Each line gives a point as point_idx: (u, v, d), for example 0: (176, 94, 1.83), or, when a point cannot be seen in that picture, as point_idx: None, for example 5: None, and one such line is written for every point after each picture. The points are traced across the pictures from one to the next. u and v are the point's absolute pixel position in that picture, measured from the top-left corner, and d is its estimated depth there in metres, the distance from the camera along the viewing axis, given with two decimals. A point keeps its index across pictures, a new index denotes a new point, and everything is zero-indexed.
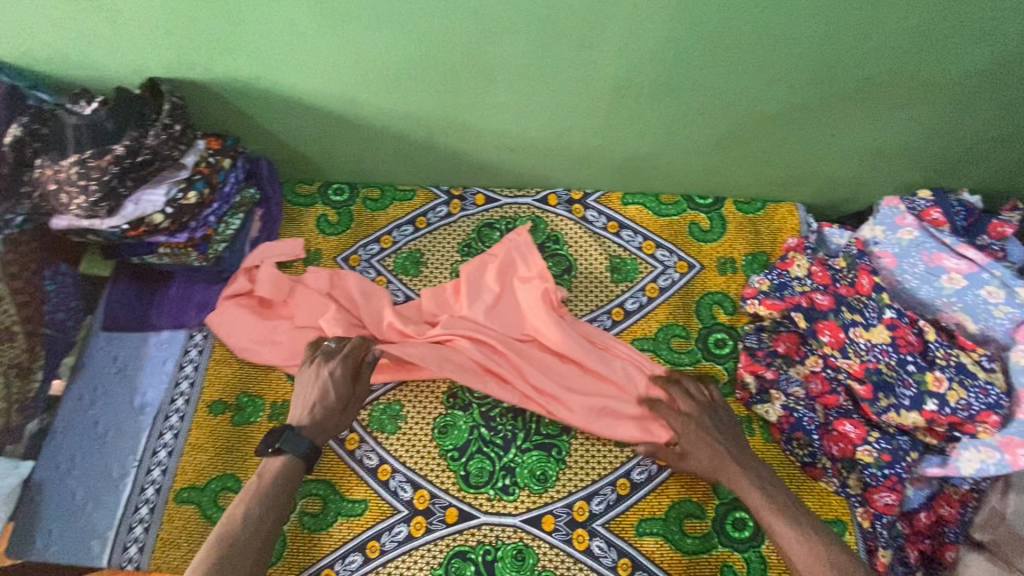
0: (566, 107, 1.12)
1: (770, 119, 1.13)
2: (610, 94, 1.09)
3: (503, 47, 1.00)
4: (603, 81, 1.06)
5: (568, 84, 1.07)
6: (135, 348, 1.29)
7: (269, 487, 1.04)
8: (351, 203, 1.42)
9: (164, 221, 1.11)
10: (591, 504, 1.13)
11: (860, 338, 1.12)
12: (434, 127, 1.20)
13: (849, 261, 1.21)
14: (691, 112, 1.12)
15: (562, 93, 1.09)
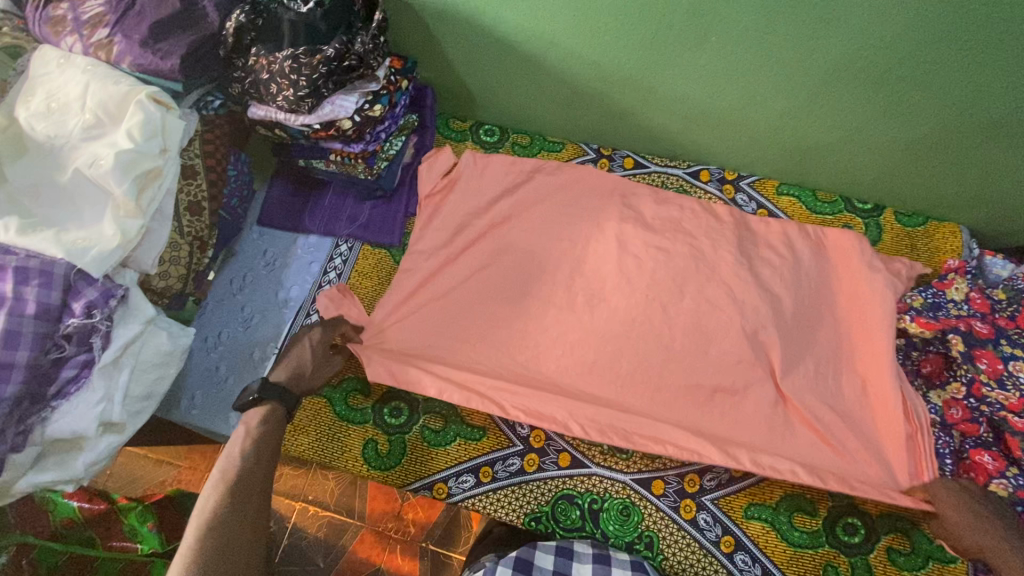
0: (764, 84, 1.11)
1: (976, 131, 1.09)
2: (819, 78, 1.07)
3: (729, 9, 0.99)
4: (819, 62, 1.04)
5: (778, 62, 1.06)
6: (285, 246, 1.37)
7: (264, 442, 0.99)
8: (500, 145, 1.45)
9: (350, 128, 1.17)
10: (703, 479, 1.15)
11: (1021, 373, 1.08)
12: (616, 84, 1.22)
13: (1010, 294, 1.16)
14: (896, 108, 1.09)
15: (768, 68, 1.07)
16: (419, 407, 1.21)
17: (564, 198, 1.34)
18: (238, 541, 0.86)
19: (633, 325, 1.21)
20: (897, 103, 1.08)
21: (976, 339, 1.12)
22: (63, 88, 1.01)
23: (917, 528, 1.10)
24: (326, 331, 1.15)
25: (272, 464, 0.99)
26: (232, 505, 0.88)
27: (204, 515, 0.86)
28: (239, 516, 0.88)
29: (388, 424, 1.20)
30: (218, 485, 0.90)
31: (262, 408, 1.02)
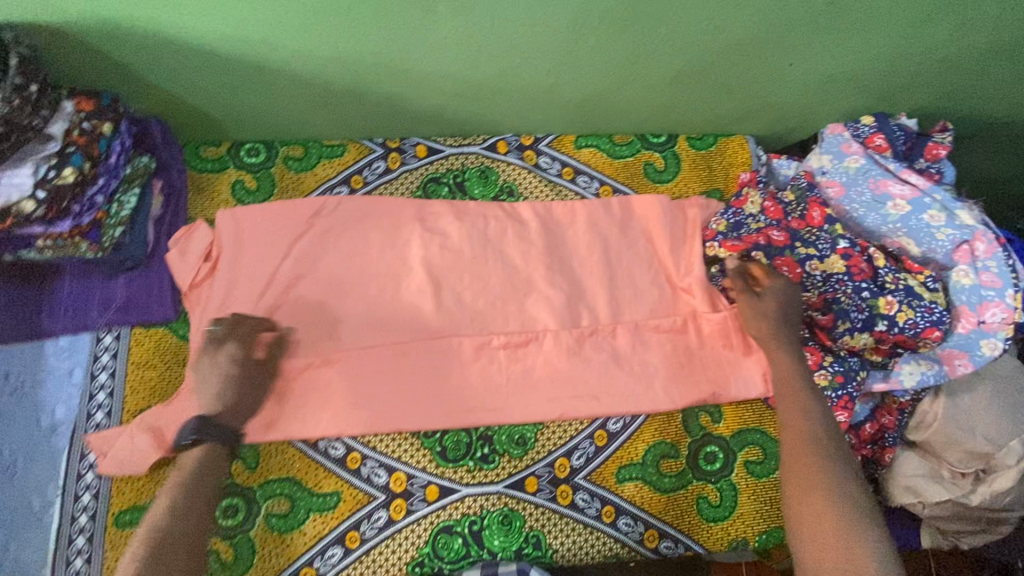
0: (514, 43, 1.00)
1: (729, 50, 1.04)
2: (561, 30, 0.98)
3: None
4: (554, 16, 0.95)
5: (517, 17, 0.95)
6: (28, 362, 1.10)
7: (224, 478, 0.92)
8: (269, 164, 1.25)
9: (37, 208, 0.96)
10: (572, 460, 1.13)
11: (816, 271, 1.14)
12: (362, 73, 1.05)
13: (798, 194, 1.21)
14: (652, 45, 1.02)
15: (508, 27, 0.97)
16: (258, 495, 1.07)
17: (360, 232, 1.21)
18: None
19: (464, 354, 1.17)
20: (651, 39, 1.01)
21: (774, 249, 1.16)
22: None
23: (765, 435, 1.18)
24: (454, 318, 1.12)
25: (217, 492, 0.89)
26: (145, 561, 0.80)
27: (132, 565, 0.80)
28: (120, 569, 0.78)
29: (224, 526, 1.04)
30: (152, 523, 0.85)
31: (198, 451, 0.94)
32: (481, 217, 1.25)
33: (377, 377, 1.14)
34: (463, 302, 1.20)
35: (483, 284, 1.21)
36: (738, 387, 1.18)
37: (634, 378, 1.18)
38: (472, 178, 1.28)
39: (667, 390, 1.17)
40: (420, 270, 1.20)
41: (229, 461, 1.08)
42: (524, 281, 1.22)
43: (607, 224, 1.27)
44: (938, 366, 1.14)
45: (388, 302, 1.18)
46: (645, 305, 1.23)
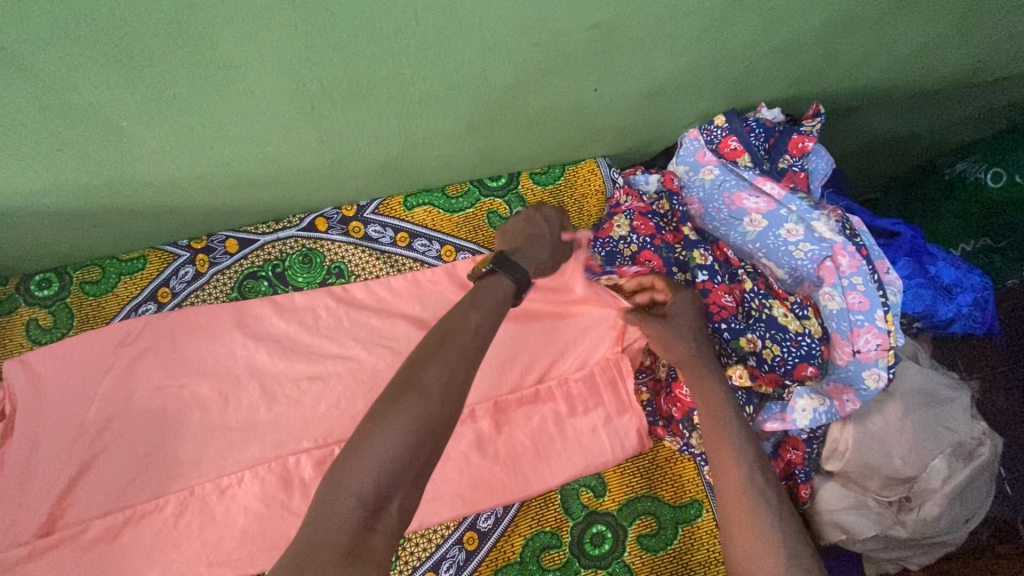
0: (251, 133, 0.87)
1: (508, 92, 0.90)
2: (296, 110, 0.85)
3: (102, 88, 0.74)
4: (278, 99, 0.82)
5: (233, 107, 0.82)
6: None
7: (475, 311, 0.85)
8: (64, 294, 1.10)
9: None
10: (441, 573, 1.00)
11: None
12: (103, 192, 0.93)
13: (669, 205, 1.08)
14: (411, 105, 0.89)
15: (233, 120, 0.84)
16: None
17: (171, 355, 1.08)
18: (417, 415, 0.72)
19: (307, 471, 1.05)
20: (405, 99, 0.87)
21: None
22: None
23: (657, 501, 1.05)
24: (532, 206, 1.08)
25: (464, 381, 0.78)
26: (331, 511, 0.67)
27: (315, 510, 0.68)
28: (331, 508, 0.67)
29: None
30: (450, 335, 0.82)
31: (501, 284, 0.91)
32: (309, 311, 1.12)
33: (214, 516, 1.03)
34: (301, 410, 1.08)
35: (322, 386, 1.09)
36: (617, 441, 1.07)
37: (498, 464, 1.05)
38: (295, 265, 1.13)
39: (539, 467, 1.05)
40: (247, 385, 1.08)
41: None
42: (369, 373, 1.10)
43: (454, 287, 1.13)
44: (830, 401, 1.00)
45: (217, 427, 1.06)
46: (507, 370, 1.09)
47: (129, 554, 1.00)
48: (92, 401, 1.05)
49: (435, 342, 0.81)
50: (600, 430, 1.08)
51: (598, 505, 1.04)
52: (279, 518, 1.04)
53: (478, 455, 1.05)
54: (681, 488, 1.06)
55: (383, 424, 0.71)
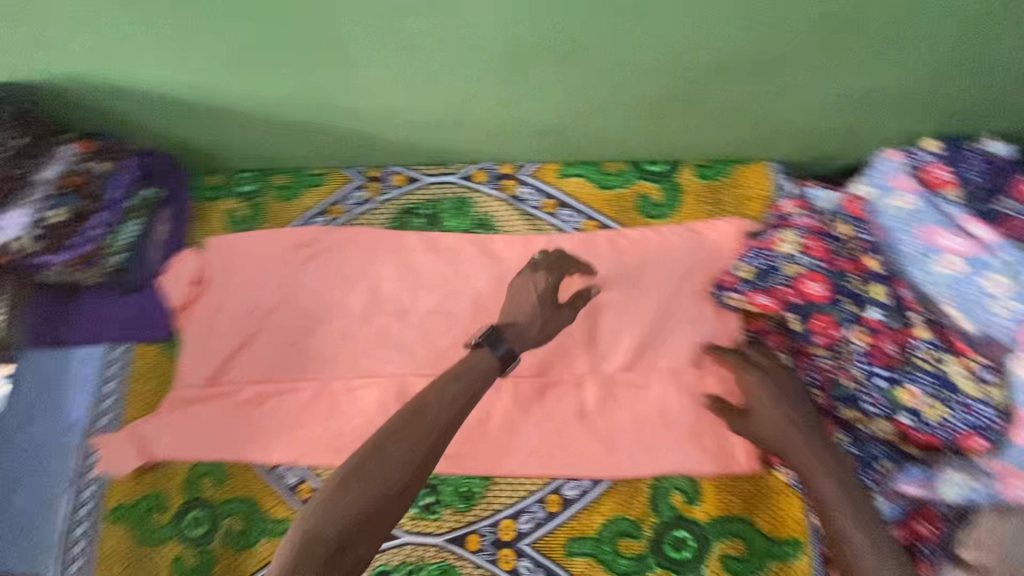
0: (450, 70, 0.99)
1: (694, 74, 0.97)
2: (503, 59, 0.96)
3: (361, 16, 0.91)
4: (491, 47, 0.94)
5: (446, 42, 0.94)
6: (59, 367, 1.26)
7: (449, 381, 0.87)
8: (260, 194, 1.29)
9: (33, 242, 1.09)
10: (518, 522, 1.05)
11: (855, 341, 0.96)
12: (314, 108, 1.08)
13: (849, 232, 1.01)
14: (597, 63, 0.96)
15: (446, 61, 0.96)
16: (218, 511, 1.13)
17: (332, 263, 1.22)
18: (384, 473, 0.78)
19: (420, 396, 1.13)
20: (595, 58, 0.95)
21: (812, 306, 0.98)
22: None
23: (752, 526, 1.00)
24: (541, 261, 1.05)
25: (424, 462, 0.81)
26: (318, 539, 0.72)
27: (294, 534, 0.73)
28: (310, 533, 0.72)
29: (192, 534, 1.13)
30: (421, 412, 0.84)
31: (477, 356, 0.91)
32: (453, 253, 1.18)
33: (336, 411, 1.15)
34: (428, 340, 1.17)
35: (450, 324, 1.16)
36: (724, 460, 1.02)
37: (597, 440, 1.06)
38: (447, 210, 1.22)
39: (636, 455, 1.04)
40: (387, 305, 1.19)
41: (200, 476, 1.16)
42: (493, 323, 1.15)
43: (592, 261, 1.12)
44: (988, 480, 0.89)
45: (355, 335, 1.19)
46: (626, 355, 1.08)
47: (268, 420, 1.16)
48: (264, 286, 1.23)
49: (408, 417, 0.83)
50: (710, 437, 1.04)
51: (688, 510, 1.02)
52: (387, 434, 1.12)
53: (579, 426, 1.07)
54: (781, 522, 1.00)
55: (352, 481, 0.76)
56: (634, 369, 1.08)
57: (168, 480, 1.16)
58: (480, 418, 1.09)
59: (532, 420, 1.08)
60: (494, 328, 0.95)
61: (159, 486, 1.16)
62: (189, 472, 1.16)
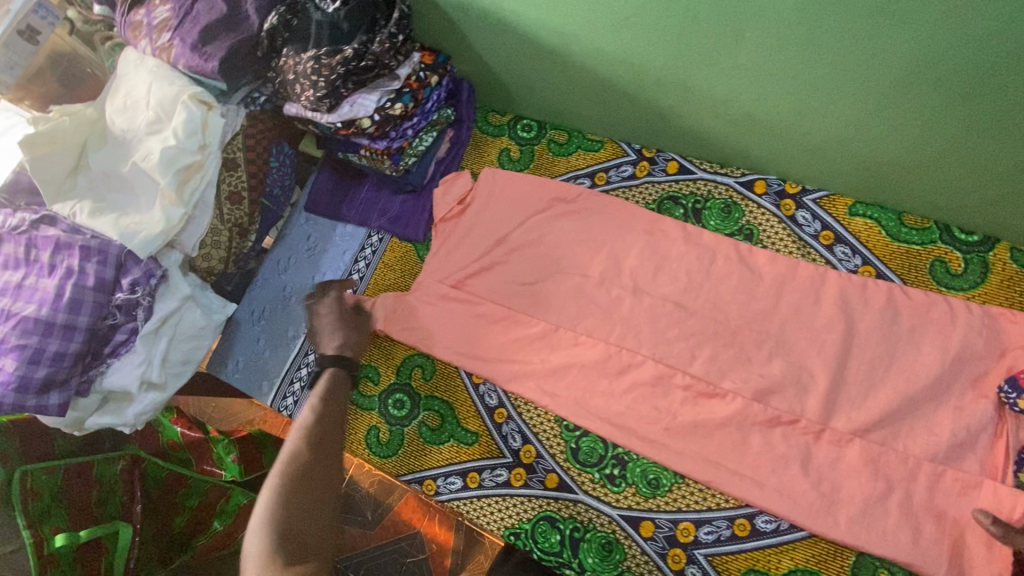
0: (821, 83, 0.95)
1: None
2: (887, 87, 0.90)
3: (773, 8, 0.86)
4: (885, 72, 0.88)
5: (845, 56, 0.89)
6: (325, 233, 1.46)
7: (322, 398, 1.04)
8: (536, 142, 1.39)
9: (370, 127, 1.17)
10: (699, 530, 1.04)
11: None
12: (648, 79, 1.09)
13: None
14: (1002, 119, 0.87)
15: (821, 72, 0.93)
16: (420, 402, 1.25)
17: (586, 224, 1.28)
18: (301, 503, 0.92)
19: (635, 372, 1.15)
20: (1001, 114, 0.86)
21: None
22: (136, 88, 1.17)
23: None
24: (339, 291, 1.24)
25: (330, 454, 0.99)
26: (290, 507, 0.91)
27: (266, 497, 0.92)
28: (282, 501, 0.91)
29: (394, 415, 1.26)
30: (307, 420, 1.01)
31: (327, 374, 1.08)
32: (709, 253, 1.18)
33: (549, 359, 1.20)
34: (655, 325, 1.17)
35: (684, 318, 1.16)
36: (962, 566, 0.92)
37: (811, 486, 1.01)
38: (714, 209, 1.21)
39: (852, 520, 0.98)
40: (626, 280, 1.22)
41: (412, 366, 1.28)
42: (729, 332, 1.13)
43: (860, 305, 1.08)
44: None
45: (587, 296, 1.23)
46: (872, 413, 1.02)
47: (484, 346, 1.24)
48: (517, 223, 1.32)
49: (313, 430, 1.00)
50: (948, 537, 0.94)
51: None
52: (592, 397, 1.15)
53: (795, 465, 1.03)
54: None
55: (274, 495, 0.92)
56: (877, 431, 1.01)
57: (385, 359, 1.31)
58: (690, 416, 1.09)
59: (744, 440, 1.06)
60: (340, 355, 1.12)
61: (376, 362, 1.31)
62: (405, 360, 1.30)
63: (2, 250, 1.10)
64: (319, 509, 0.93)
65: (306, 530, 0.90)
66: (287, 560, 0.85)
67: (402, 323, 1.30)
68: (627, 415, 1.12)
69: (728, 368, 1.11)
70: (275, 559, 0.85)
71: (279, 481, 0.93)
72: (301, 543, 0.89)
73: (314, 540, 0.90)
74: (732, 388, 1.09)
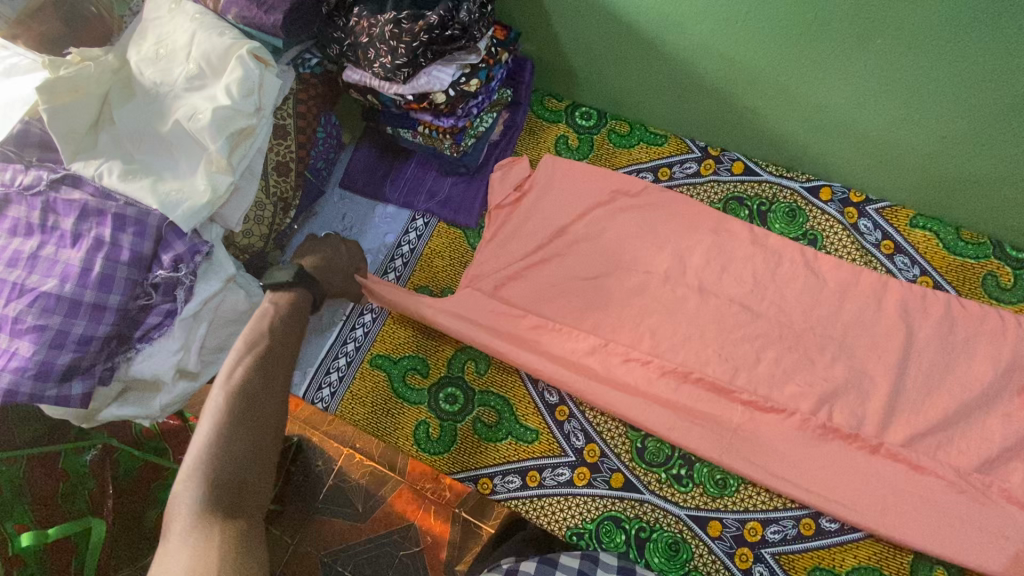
0: (931, 99, 0.94)
1: None
2: (998, 108, 0.90)
3: (902, 17, 0.84)
4: (1003, 93, 0.88)
5: (964, 72, 0.88)
6: (363, 213, 1.36)
7: (271, 321, 1.00)
8: (595, 131, 1.35)
9: (443, 101, 1.10)
10: (766, 530, 1.05)
11: None
12: (744, 77, 1.05)
13: None
14: None
15: (930, 87, 0.92)
16: (474, 398, 1.19)
17: (649, 220, 1.25)
18: (243, 442, 0.87)
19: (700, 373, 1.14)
20: None
21: None
22: (172, 34, 1.01)
23: None
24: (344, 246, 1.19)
25: (279, 394, 0.95)
26: (233, 448, 0.86)
27: (207, 436, 0.86)
28: (225, 438, 0.86)
29: (445, 410, 1.19)
30: (253, 343, 0.96)
31: (284, 291, 1.04)
32: (775, 255, 1.19)
33: (614, 356, 1.17)
34: (720, 326, 1.17)
35: (749, 318, 1.16)
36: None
37: (876, 490, 1.03)
38: (778, 212, 1.22)
39: (916, 523, 1.01)
40: (690, 278, 1.21)
41: (465, 359, 1.22)
42: (794, 334, 1.14)
43: (919, 314, 1.12)
44: None
45: (650, 293, 1.21)
46: (933, 418, 1.05)
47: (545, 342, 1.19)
48: (576, 214, 1.28)
49: (270, 365, 0.95)
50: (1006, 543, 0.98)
51: None
52: (658, 398, 1.13)
53: (862, 471, 1.04)
54: None
55: (222, 435, 0.86)
56: (937, 438, 1.05)
57: (434, 351, 1.23)
58: (759, 420, 1.09)
59: (816, 445, 1.07)
60: (306, 277, 1.07)
61: (424, 354, 1.24)
62: (455, 353, 1.23)
63: (10, 214, 0.95)
64: (259, 452, 0.88)
65: (247, 474, 0.85)
66: (225, 510, 0.79)
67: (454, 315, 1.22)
68: (695, 415, 1.11)
69: (791, 371, 1.12)
70: (213, 506, 0.79)
71: (222, 421, 0.87)
72: (241, 492, 0.83)
73: (254, 485, 0.85)
74: (799, 394, 1.10)
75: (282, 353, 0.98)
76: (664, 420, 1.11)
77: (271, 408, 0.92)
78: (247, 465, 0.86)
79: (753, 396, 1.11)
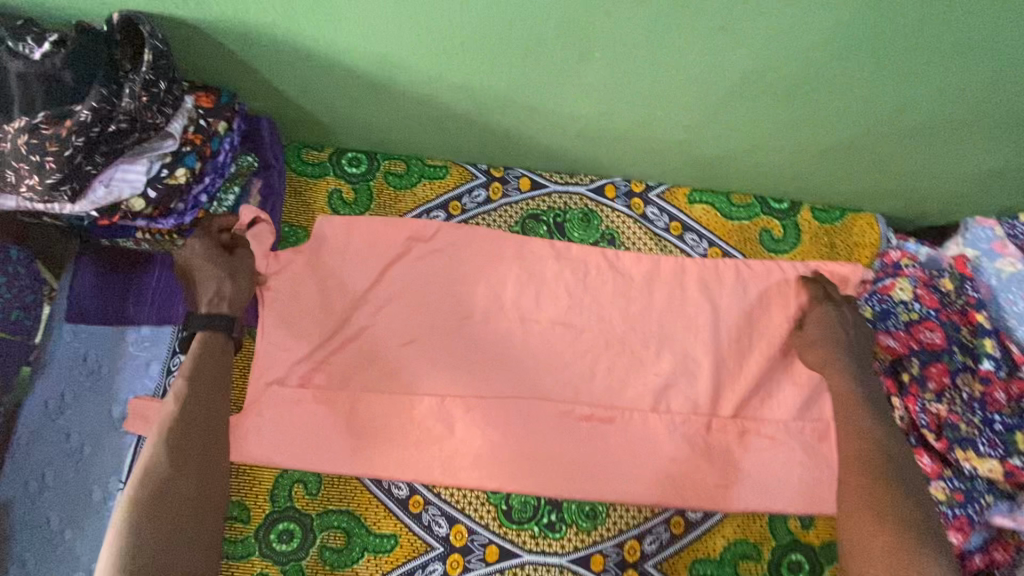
0: (666, 94, 0.94)
1: (874, 135, 1.02)
2: (726, 92, 0.93)
3: (617, 24, 0.81)
4: (723, 79, 0.91)
5: (687, 66, 0.88)
6: (110, 345, 1.07)
7: (187, 376, 0.92)
8: (369, 177, 1.19)
9: (145, 207, 0.88)
10: (643, 544, 1.04)
11: (965, 387, 1.05)
12: (493, 103, 0.98)
13: (954, 286, 1.12)
14: (810, 111, 0.97)
15: (663, 86, 0.92)
16: (313, 524, 1.02)
17: (451, 263, 1.15)
18: (163, 530, 0.79)
19: (543, 408, 1.09)
20: (810, 106, 0.96)
21: (930, 354, 1.07)
22: None
23: None
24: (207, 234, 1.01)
25: (203, 469, 0.87)
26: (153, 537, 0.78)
27: (117, 528, 0.78)
28: (139, 531, 0.77)
29: (279, 552, 1.01)
30: (167, 410, 0.89)
31: (196, 342, 0.96)
32: (581, 265, 1.17)
33: (452, 421, 1.08)
34: (550, 352, 1.12)
35: (573, 337, 1.13)
36: (880, 488, 0.89)
37: (724, 467, 1.07)
38: (574, 220, 1.19)
39: (761, 486, 1.07)
40: (508, 313, 1.14)
41: (291, 483, 1.04)
42: (619, 341, 1.13)
43: (717, 286, 1.17)
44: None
45: (473, 341, 1.12)
46: (752, 381, 1.11)
47: (375, 432, 1.06)
48: (371, 279, 1.13)
49: (189, 435, 0.88)
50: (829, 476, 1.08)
51: (804, 533, 1.06)
52: (509, 448, 1.06)
53: (708, 453, 1.07)
54: None
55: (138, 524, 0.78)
56: (761, 397, 1.12)
57: (251, 489, 1.03)
58: (608, 438, 1.08)
59: (664, 444, 1.08)
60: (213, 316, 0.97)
61: (239, 496, 1.03)
62: (276, 482, 1.04)
63: None
64: (182, 539, 0.81)
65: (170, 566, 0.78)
66: None
67: (265, 432, 1.05)
68: (548, 456, 1.06)
69: (623, 378, 1.11)
70: None
71: (133, 509, 0.79)
72: None
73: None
74: (637, 400, 1.10)
75: (201, 416, 0.90)
76: (521, 473, 1.05)
77: (191, 489, 0.84)
78: (172, 555, 0.79)
79: (595, 419, 1.09)
